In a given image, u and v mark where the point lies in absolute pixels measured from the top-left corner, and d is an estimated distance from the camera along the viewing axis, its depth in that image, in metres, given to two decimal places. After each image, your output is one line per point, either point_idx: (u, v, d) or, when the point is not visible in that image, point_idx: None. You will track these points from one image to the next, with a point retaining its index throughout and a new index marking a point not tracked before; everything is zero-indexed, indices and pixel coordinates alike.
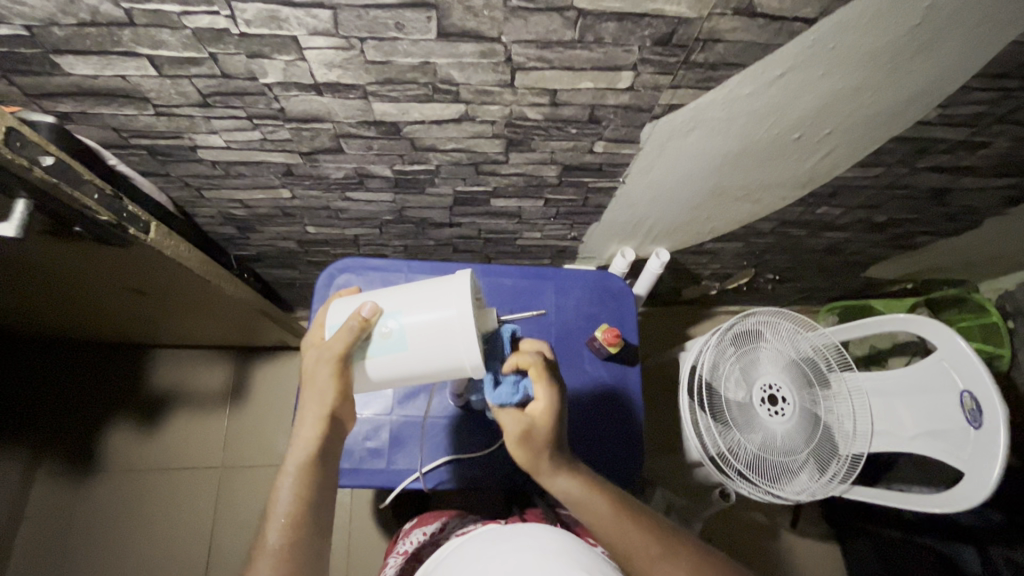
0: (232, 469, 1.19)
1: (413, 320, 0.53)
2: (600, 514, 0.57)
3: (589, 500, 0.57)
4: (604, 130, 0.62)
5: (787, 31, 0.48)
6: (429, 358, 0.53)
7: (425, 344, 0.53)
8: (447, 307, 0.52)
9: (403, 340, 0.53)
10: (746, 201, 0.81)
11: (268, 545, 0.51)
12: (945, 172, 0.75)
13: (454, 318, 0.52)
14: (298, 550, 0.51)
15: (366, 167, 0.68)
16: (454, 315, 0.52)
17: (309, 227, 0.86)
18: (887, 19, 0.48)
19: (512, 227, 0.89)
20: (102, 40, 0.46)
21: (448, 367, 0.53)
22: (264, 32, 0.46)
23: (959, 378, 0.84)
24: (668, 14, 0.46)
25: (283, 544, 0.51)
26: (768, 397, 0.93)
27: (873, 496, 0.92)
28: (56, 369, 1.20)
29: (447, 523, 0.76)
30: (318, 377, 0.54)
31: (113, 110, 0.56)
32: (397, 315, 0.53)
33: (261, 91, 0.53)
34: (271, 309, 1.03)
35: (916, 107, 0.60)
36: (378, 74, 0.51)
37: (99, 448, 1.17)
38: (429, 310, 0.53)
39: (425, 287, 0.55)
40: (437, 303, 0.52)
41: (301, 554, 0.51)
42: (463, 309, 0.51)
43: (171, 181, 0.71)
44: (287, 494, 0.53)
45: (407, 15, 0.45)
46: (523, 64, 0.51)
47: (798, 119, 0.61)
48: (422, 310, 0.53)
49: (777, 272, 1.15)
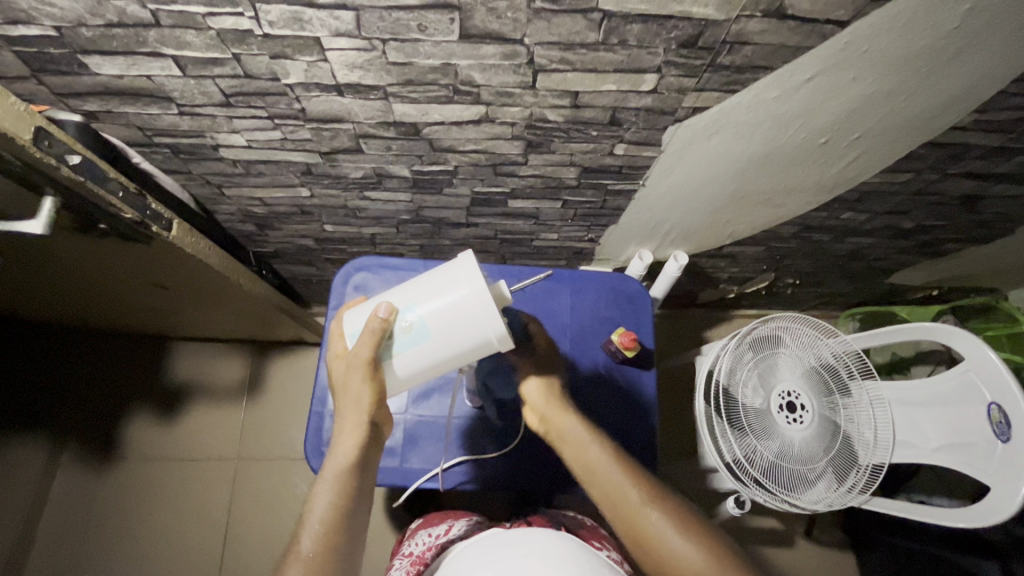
0: (247, 462, 1.20)
1: (431, 309, 0.53)
2: (587, 458, 0.58)
3: (580, 442, 0.59)
4: (625, 132, 0.61)
5: (819, 33, 0.47)
6: (455, 342, 0.54)
7: (448, 326, 0.53)
8: (460, 287, 0.53)
9: (425, 330, 0.53)
10: (770, 205, 0.79)
11: (302, 553, 0.49)
12: (978, 178, 0.72)
13: (470, 295, 0.52)
14: (336, 558, 0.50)
15: (384, 167, 0.68)
16: (470, 292, 0.52)
17: (327, 226, 0.86)
18: (923, 23, 0.46)
19: (529, 228, 0.88)
20: (128, 40, 0.47)
21: (474, 343, 0.54)
22: (287, 33, 0.46)
23: (987, 389, 0.81)
24: (695, 16, 0.45)
25: (318, 554, 0.49)
26: (787, 404, 0.91)
27: (893, 508, 0.90)
28: (80, 359, 1.22)
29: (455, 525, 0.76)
30: (351, 382, 0.54)
31: (137, 109, 0.57)
32: (414, 308, 0.54)
33: (283, 92, 0.54)
34: (288, 306, 1.04)
35: (951, 114, 0.58)
36: (399, 75, 0.51)
37: (120, 437, 1.19)
38: (444, 291, 0.53)
39: (434, 275, 0.55)
40: (451, 286, 0.53)
41: (337, 563, 0.49)
42: (476, 283, 0.52)
43: (193, 179, 0.71)
44: (324, 501, 0.52)
45: (429, 17, 0.44)
46: (545, 66, 0.50)
47: (832, 122, 0.59)
48: (438, 297, 0.53)
49: (798, 277, 1.13)
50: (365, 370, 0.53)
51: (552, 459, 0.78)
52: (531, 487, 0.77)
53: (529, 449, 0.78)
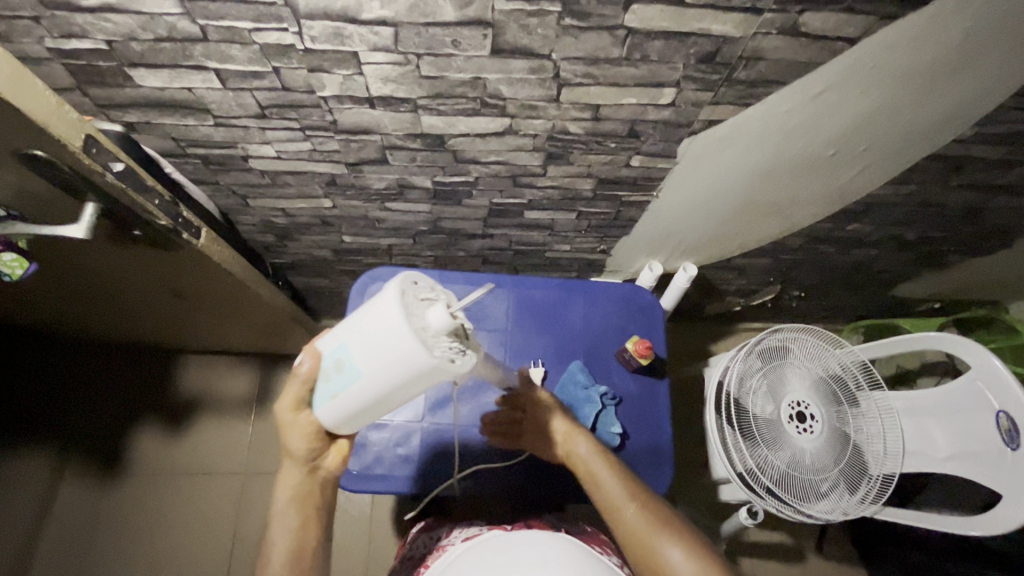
0: (254, 476, 1.20)
1: (356, 343, 0.48)
2: (603, 486, 0.63)
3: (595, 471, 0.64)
4: (642, 144, 0.63)
5: (830, 50, 0.49)
6: (389, 374, 0.47)
7: (377, 373, 0.48)
8: (378, 317, 0.46)
9: (355, 367, 0.48)
10: (777, 216, 0.81)
11: None
12: (980, 191, 0.75)
13: (389, 325, 0.46)
14: None
15: (408, 178, 0.70)
16: (390, 320, 0.46)
17: (345, 237, 0.88)
18: (927, 40, 0.49)
19: (542, 239, 0.90)
20: (175, 54, 0.49)
21: (419, 382, 0.48)
22: (327, 48, 0.49)
23: (994, 397, 0.83)
24: (714, 33, 0.47)
25: None
26: (797, 414, 0.93)
27: (906, 517, 0.91)
28: (89, 372, 1.22)
29: (454, 528, 0.74)
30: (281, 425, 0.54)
31: (175, 121, 0.59)
32: (341, 344, 0.49)
33: (316, 104, 0.56)
34: (301, 317, 1.05)
35: (953, 126, 0.61)
36: (430, 88, 0.54)
37: (127, 450, 1.19)
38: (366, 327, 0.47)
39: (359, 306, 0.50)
40: (372, 316, 0.47)
41: None
42: (394, 310, 0.45)
43: (220, 190, 0.73)
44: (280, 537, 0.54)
45: (463, 32, 0.47)
46: (570, 80, 0.53)
47: (837, 136, 0.62)
48: (361, 330, 0.48)
49: (803, 290, 1.15)
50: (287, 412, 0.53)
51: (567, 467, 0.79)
52: (546, 495, 0.78)
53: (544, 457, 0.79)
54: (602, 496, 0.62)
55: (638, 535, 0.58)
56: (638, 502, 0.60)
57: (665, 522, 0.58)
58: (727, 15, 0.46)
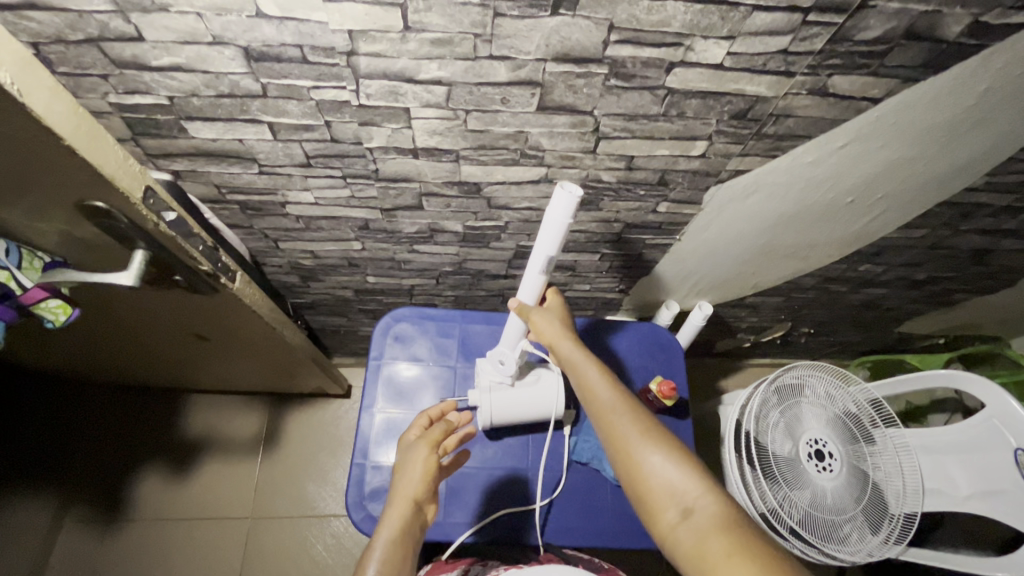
0: (261, 520, 1.16)
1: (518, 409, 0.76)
2: (595, 397, 0.58)
3: (587, 377, 0.60)
4: (671, 191, 0.66)
5: (855, 108, 0.52)
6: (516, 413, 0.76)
7: (519, 416, 0.77)
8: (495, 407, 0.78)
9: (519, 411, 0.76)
10: (794, 258, 0.84)
11: None
12: (988, 234, 0.78)
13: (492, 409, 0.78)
14: None
15: (439, 223, 0.72)
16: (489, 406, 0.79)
17: (370, 277, 0.89)
18: (947, 99, 0.52)
19: (563, 280, 0.92)
20: (233, 109, 0.51)
21: (506, 413, 0.76)
22: (380, 104, 0.51)
23: (1012, 435, 0.85)
24: (749, 93, 0.50)
25: None
26: (815, 452, 0.92)
27: (930, 558, 0.90)
28: (95, 412, 1.20)
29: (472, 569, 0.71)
30: (399, 464, 0.65)
31: (221, 169, 0.60)
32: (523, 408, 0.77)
33: (362, 154, 0.58)
34: (318, 356, 1.05)
35: (967, 174, 0.64)
36: (474, 141, 0.56)
37: (129, 494, 1.15)
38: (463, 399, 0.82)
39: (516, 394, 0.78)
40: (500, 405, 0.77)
41: None
42: None
43: (253, 233, 0.75)
44: (383, 538, 0.58)
45: (513, 91, 0.49)
46: (608, 133, 0.55)
47: (856, 184, 0.64)
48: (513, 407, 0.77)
49: (813, 326, 1.17)
50: (410, 448, 0.66)
51: (592, 507, 0.79)
52: (572, 539, 0.77)
53: (571, 499, 0.79)
54: (591, 406, 0.59)
55: (622, 445, 0.55)
56: (627, 412, 0.56)
57: (651, 430, 0.55)
58: (761, 78, 0.49)
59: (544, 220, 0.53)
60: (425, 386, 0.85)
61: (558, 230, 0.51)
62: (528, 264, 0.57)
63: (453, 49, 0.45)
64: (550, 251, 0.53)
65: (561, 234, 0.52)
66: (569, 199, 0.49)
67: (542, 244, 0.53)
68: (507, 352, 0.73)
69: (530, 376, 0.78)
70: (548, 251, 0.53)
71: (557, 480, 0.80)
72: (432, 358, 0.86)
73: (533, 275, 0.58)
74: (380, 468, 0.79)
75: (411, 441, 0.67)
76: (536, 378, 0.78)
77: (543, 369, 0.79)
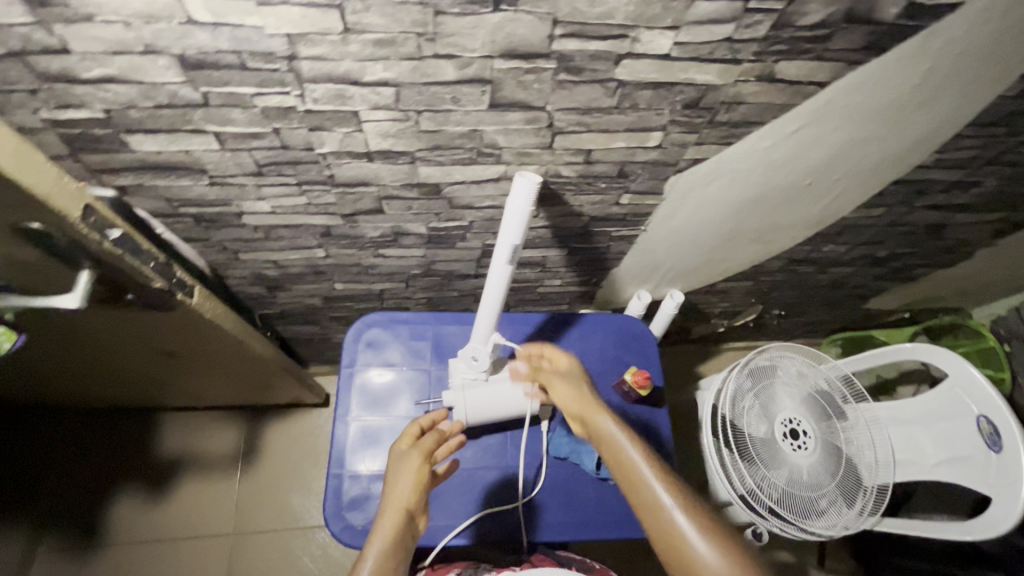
0: (243, 537, 1.14)
1: (491, 406, 0.76)
2: (630, 467, 0.60)
3: (623, 453, 0.62)
4: (632, 183, 0.66)
5: (804, 93, 0.53)
6: (490, 410, 0.76)
7: (493, 413, 0.76)
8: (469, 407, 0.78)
9: (492, 408, 0.76)
10: (760, 242, 0.85)
11: None
12: (942, 210, 0.80)
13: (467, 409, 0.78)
14: None
15: (402, 225, 0.71)
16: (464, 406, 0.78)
17: (337, 284, 0.87)
18: (892, 80, 0.53)
19: (534, 276, 0.91)
20: (174, 119, 0.50)
21: (482, 411, 0.75)
22: (328, 108, 0.50)
23: (974, 403, 0.88)
24: (699, 82, 0.50)
25: None
26: (790, 431, 0.94)
27: (903, 527, 0.93)
28: (63, 438, 1.16)
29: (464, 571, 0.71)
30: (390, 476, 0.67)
31: (169, 182, 0.58)
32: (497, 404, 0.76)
33: (314, 160, 0.57)
34: (291, 367, 1.03)
35: (917, 152, 0.66)
36: (429, 141, 0.55)
37: (104, 519, 1.12)
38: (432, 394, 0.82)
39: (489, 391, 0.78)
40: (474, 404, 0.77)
41: None
42: None
43: (211, 246, 0.72)
44: (376, 548, 0.60)
45: (463, 90, 0.48)
46: (564, 128, 0.55)
47: (812, 167, 0.65)
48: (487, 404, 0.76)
49: (783, 308, 1.19)
50: (401, 462, 0.68)
51: (574, 500, 0.79)
52: (555, 534, 0.78)
53: (552, 494, 0.79)
54: (631, 485, 0.60)
55: (666, 526, 0.55)
56: (667, 490, 0.57)
57: (695, 513, 0.56)
58: (710, 66, 0.49)
59: (507, 210, 0.55)
60: (399, 390, 0.84)
61: (522, 217, 0.54)
62: (496, 252, 0.59)
63: (397, 49, 0.44)
64: (515, 239, 0.56)
65: (524, 223, 0.54)
66: (528, 185, 0.52)
67: (506, 232, 0.56)
68: (481, 347, 0.74)
69: (503, 371, 0.78)
70: (511, 240, 0.56)
71: (537, 476, 0.80)
72: (405, 362, 0.85)
73: (500, 263, 0.60)
74: (358, 476, 0.78)
75: (404, 451, 0.69)
76: (510, 373, 0.78)
77: (516, 364, 0.79)
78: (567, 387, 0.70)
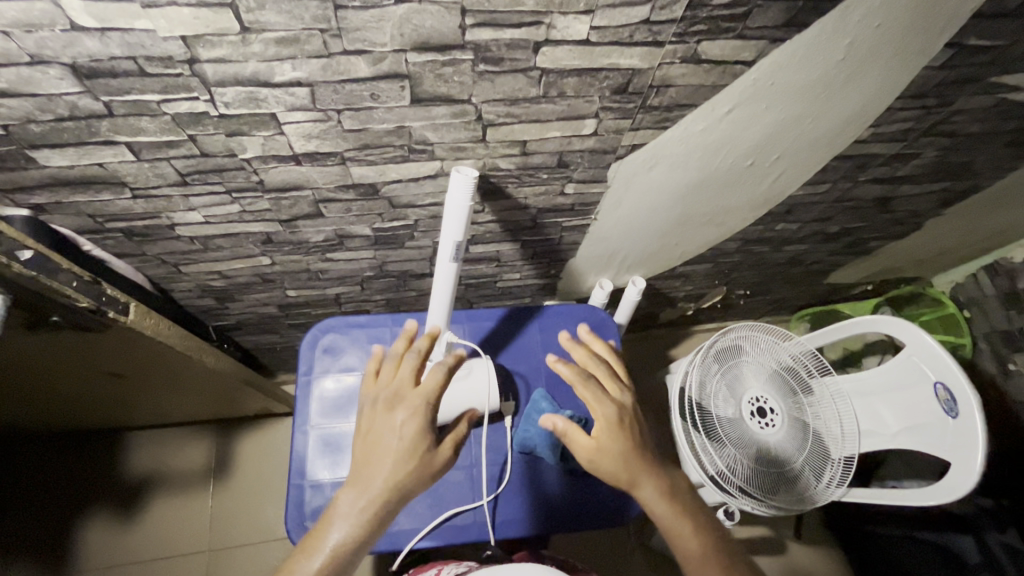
0: (219, 553, 1.12)
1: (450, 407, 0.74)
2: (683, 543, 0.60)
3: (676, 531, 0.60)
4: (574, 172, 0.65)
5: (731, 73, 0.53)
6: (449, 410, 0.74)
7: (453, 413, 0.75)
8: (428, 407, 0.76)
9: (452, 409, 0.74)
10: (712, 224, 0.85)
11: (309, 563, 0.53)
12: (887, 182, 0.81)
13: None
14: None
15: (345, 228, 0.69)
16: None
17: (290, 291, 0.85)
18: (818, 55, 0.53)
19: (491, 271, 0.90)
20: (80, 132, 0.47)
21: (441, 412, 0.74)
22: (243, 112, 0.48)
23: (931, 370, 0.89)
24: (623, 66, 0.50)
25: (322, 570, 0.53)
26: (757, 410, 0.95)
27: (869, 496, 0.93)
28: (25, 466, 1.13)
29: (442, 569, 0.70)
30: (388, 444, 0.58)
31: (89, 197, 0.56)
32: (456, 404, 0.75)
33: (240, 166, 0.55)
34: (253, 378, 1.01)
35: (852, 129, 0.66)
36: (356, 140, 0.53)
37: (72, 546, 1.09)
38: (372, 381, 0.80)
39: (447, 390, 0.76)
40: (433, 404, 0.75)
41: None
42: None
43: (148, 260, 0.70)
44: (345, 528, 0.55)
45: (380, 86, 0.47)
46: (494, 120, 0.54)
47: (752, 147, 0.65)
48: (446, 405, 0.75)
49: (747, 288, 1.20)
50: (411, 437, 0.58)
51: (542, 494, 0.79)
52: (523, 529, 0.77)
53: (518, 490, 0.79)
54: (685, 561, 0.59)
55: None
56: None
57: None
58: (631, 50, 0.48)
59: (445, 208, 0.53)
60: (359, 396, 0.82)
61: (461, 214, 0.53)
62: (438, 251, 0.58)
63: (302, 48, 0.42)
64: (456, 237, 0.55)
65: (463, 221, 0.53)
66: (465, 181, 0.51)
67: (447, 231, 0.55)
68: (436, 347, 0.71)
69: (461, 369, 0.77)
70: (451, 239, 0.55)
71: (503, 473, 0.80)
72: (361, 366, 0.83)
73: (446, 261, 0.58)
74: (320, 485, 0.77)
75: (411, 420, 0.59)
76: (468, 371, 0.77)
77: (475, 361, 0.78)
78: (607, 459, 0.62)
